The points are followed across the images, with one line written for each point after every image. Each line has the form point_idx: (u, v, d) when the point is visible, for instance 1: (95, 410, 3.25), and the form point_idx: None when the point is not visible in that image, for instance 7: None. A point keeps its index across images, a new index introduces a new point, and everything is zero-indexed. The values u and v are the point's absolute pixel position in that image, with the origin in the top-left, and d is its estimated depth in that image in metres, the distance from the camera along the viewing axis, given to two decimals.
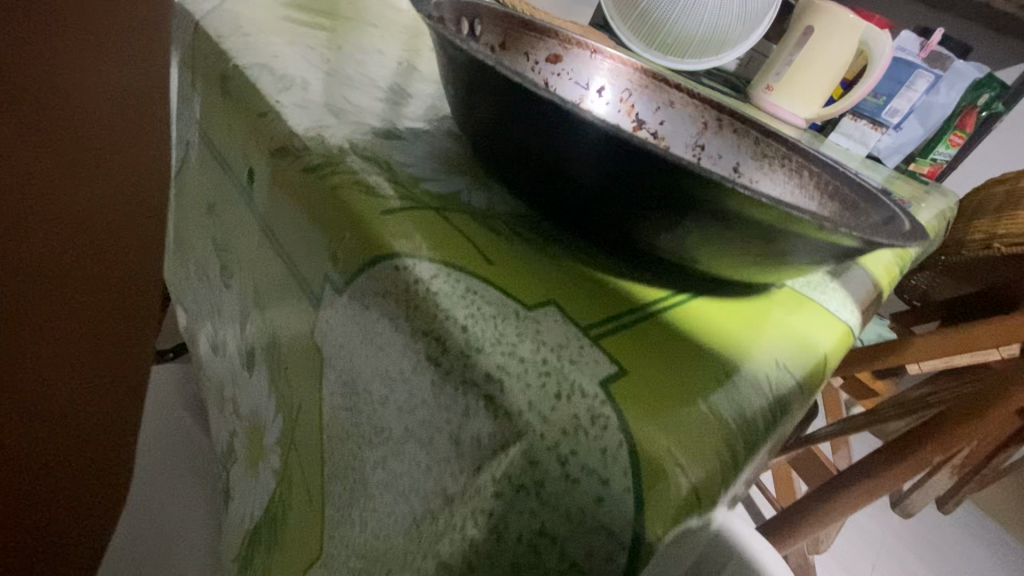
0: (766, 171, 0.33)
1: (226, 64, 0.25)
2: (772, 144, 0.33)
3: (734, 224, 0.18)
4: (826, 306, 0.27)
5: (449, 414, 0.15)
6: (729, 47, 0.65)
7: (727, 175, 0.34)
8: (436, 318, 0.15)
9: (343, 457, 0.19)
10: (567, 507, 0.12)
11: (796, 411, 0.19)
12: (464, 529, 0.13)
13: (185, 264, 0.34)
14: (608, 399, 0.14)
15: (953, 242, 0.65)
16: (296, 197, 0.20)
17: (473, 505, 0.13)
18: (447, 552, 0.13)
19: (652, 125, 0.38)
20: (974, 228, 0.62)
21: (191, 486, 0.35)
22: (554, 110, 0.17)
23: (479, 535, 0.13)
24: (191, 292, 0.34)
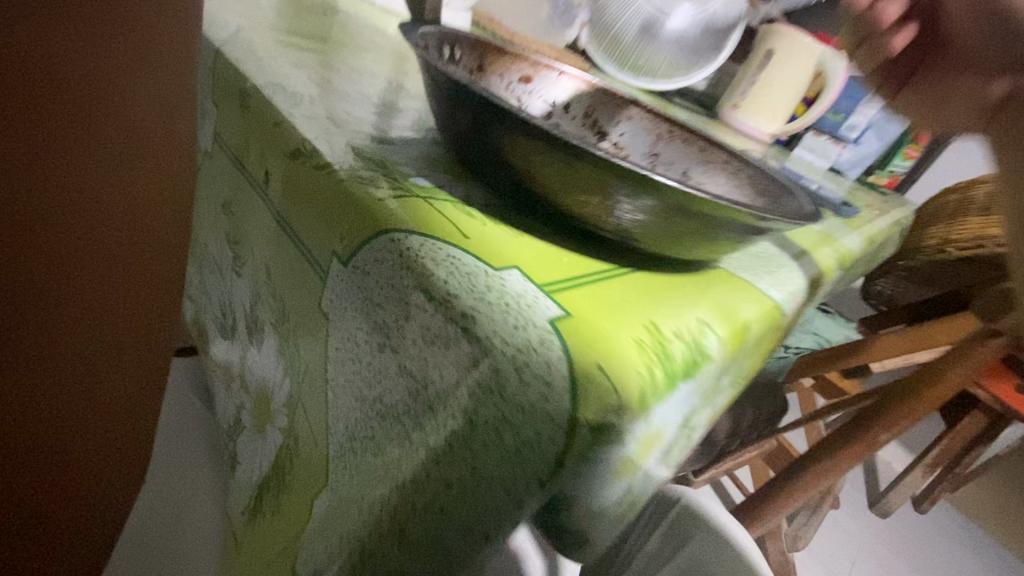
0: (710, 174, 0.38)
1: (243, 83, 0.29)
2: (716, 152, 0.39)
3: (660, 205, 0.23)
4: (755, 285, 0.32)
5: (435, 345, 0.19)
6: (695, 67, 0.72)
7: (677, 179, 0.39)
8: (423, 274, 0.20)
9: (347, 399, 0.23)
10: (521, 401, 0.17)
11: (714, 356, 0.24)
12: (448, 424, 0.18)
13: (198, 261, 0.38)
14: (554, 329, 0.18)
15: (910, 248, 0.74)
16: (308, 189, 0.24)
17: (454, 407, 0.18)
18: (435, 439, 0.19)
19: (612, 135, 0.43)
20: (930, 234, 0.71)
21: (199, 463, 0.39)
22: (516, 117, 0.22)
23: (459, 426, 0.18)
24: (202, 285, 0.38)
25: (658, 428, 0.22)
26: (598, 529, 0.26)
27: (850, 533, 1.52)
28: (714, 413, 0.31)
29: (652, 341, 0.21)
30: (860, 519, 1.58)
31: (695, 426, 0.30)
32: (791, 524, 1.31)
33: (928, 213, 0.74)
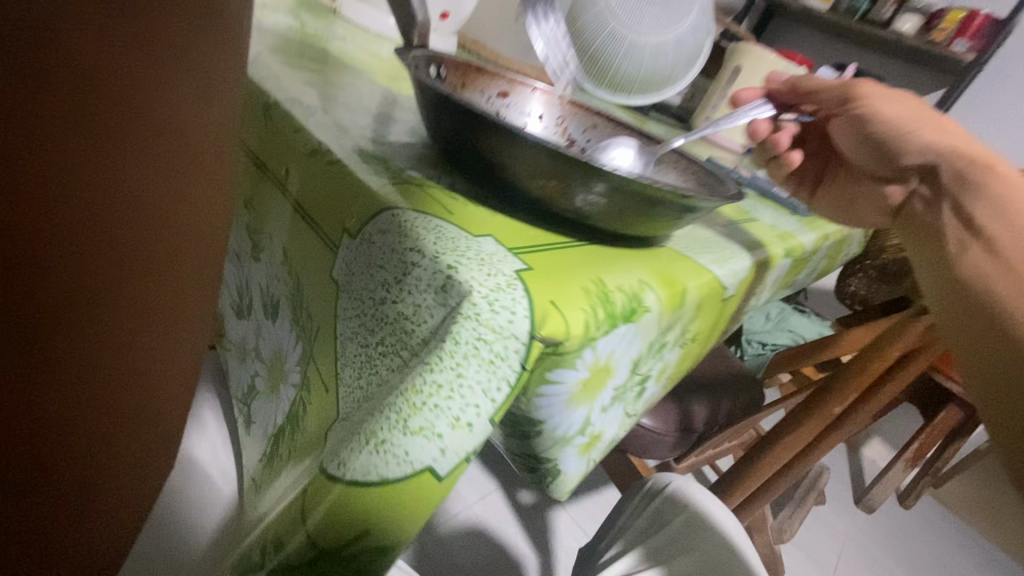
0: (662, 171, 0.45)
1: (266, 98, 0.35)
2: (668, 153, 0.46)
3: (605, 187, 0.28)
4: (699, 261, 0.38)
5: (425, 291, 0.24)
6: (668, 84, 0.81)
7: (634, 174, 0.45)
8: (416, 239, 0.25)
9: (353, 348, 0.28)
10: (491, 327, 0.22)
11: (652, 309, 0.30)
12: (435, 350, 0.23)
13: None
14: (517, 277, 0.24)
15: None
16: (321, 181, 0.30)
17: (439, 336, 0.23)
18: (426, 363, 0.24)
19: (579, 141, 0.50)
20: None
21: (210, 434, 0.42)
22: (490, 120, 0.28)
23: None
24: None
25: (604, 361, 0.27)
26: (562, 456, 0.31)
27: (836, 528, 1.56)
28: (664, 369, 0.37)
29: (597, 290, 0.26)
30: (844, 515, 1.62)
31: (647, 378, 0.35)
32: (776, 518, 1.35)
33: None
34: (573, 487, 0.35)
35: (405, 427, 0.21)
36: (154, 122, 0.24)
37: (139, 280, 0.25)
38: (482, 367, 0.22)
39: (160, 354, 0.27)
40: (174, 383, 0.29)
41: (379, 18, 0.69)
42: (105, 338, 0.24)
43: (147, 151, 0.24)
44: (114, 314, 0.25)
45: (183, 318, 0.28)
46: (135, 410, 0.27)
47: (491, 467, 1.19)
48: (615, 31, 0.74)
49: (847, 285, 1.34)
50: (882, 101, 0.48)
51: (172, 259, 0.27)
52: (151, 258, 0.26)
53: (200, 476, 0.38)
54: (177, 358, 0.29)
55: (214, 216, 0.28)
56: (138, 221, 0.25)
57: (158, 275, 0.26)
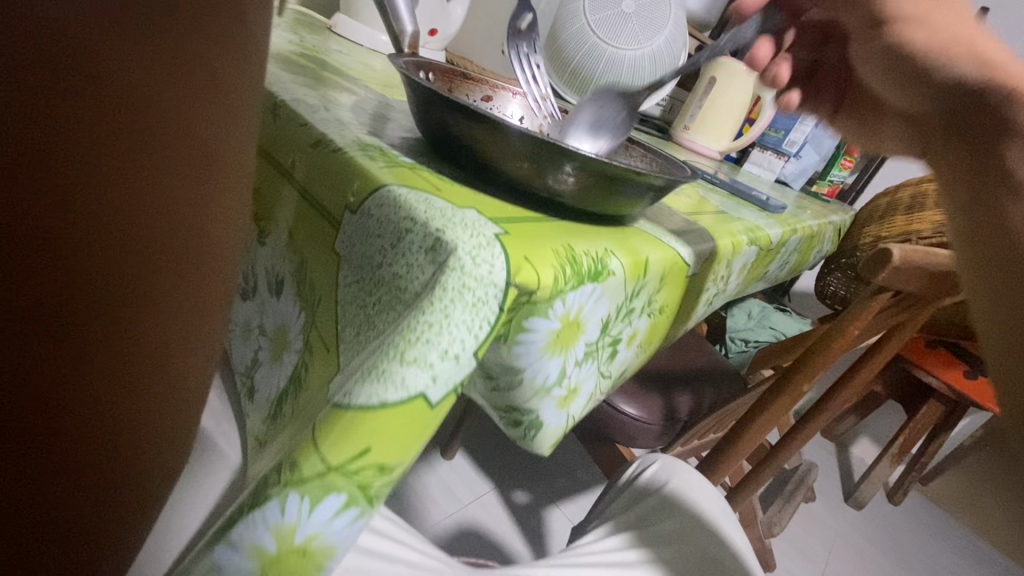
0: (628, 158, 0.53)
1: (274, 98, 0.40)
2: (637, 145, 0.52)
3: (573, 166, 0.33)
4: (666, 241, 0.43)
5: (417, 253, 0.28)
6: (649, 95, 0.85)
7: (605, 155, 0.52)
8: (409, 209, 0.29)
9: (350, 310, 0.32)
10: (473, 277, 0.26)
11: (616, 272, 0.34)
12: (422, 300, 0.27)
13: None
14: (494, 238, 0.28)
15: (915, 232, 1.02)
16: (323, 166, 0.34)
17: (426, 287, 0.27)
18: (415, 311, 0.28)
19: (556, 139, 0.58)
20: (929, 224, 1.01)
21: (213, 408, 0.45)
22: (470, 111, 0.33)
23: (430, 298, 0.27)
24: None
25: (573, 315, 0.32)
26: (541, 405, 0.36)
27: (827, 525, 1.58)
28: (633, 336, 0.42)
29: (566, 253, 0.31)
30: (835, 512, 1.65)
31: (616, 341, 0.40)
32: (766, 513, 1.37)
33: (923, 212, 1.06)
34: (554, 441, 0.39)
35: (402, 359, 0.25)
36: (163, 125, 0.21)
37: (136, 304, 0.22)
38: (467, 309, 0.26)
39: (162, 375, 0.24)
40: (174, 399, 0.26)
41: (371, 34, 0.75)
42: (100, 361, 0.22)
43: (151, 157, 0.21)
44: (110, 338, 0.22)
45: (191, 337, 0.25)
46: (125, 429, 0.24)
47: (485, 469, 1.21)
48: (593, 46, 0.80)
49: (825, 284, 1.39)
50: (919, 28, 0.36)
51: (179, 278, 0.23)
52: (154, 278, 0.22)
53: (206, 442, 0.41)
54: (179, 377, 0.25)
55: (227, 220, 0.25)
56: (142, 237, 0.21)
57: (162, 294, 0.23)
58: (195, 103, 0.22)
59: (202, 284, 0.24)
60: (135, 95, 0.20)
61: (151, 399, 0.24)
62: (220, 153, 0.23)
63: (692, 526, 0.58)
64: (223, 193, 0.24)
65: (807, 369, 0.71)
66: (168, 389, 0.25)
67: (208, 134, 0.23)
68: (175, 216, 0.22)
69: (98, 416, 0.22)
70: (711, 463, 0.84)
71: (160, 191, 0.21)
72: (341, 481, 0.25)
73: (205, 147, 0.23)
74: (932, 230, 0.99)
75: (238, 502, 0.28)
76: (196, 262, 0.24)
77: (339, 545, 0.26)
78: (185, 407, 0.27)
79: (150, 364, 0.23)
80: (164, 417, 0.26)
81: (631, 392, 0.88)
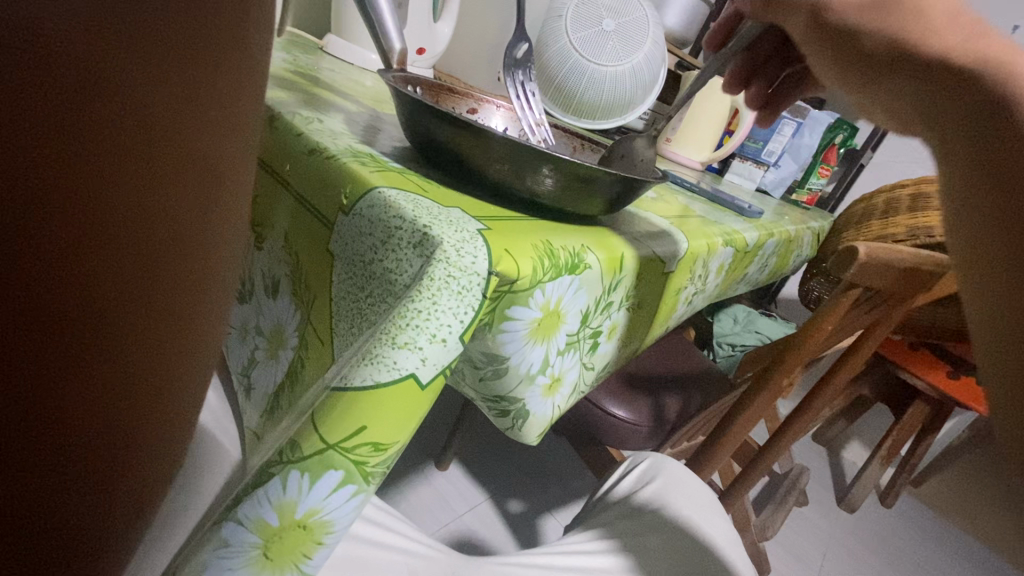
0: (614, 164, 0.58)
1: (271, 111, 0.42)
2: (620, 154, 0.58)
3: (551, 168, 0.36)
4: (642, 241, 0.45)
5: (406, 248, 0.30)
6: (631, 109, 0.89)
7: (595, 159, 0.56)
8: (398, 209, 0.31)
9: (343, 306, 0.33)
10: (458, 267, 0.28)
11: (593, 266, 0.37)
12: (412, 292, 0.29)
13: None
14: (478, 233, 0.30)
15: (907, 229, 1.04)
16: (317, 172, 0.37)
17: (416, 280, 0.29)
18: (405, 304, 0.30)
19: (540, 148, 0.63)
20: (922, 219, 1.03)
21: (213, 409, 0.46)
22: (454, 118, 0.35)
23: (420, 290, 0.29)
24: None
25: (553, 305, 0.35)
26: (525, 393, 0.38)
27: (821, 529, 1.59)
28: (611, 329, 0.44)
29: (545, 247, 0.33)
30: (828, 516, 1.66)
31: (595, 333, 0.42)
32: (759, 518, 1.38)
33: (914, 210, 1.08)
34: (541, 429, 0.41)
35: (393, 343, 0.27)
36: (175, 141, 0.16)
37: (135, 362, 0.17)
38: (453, 296, 0.28)
39: (158, 433, 0.20)
40: (164, 455, 0.21)
41: (362, 53, 0.78)
42: (90, 435, 0.17)
43: (147, 180, 0.16)
44: (102, 407, 0.17)
45: (187, 383, 0.20)
46: (116, 500, 0.19)
47: (479, 479, 1.22)
48: (576, 63, 0.84)
49: (808, 289, 1.42)
50: None
51: (182, 321, 0.19)
52: (154, 326, 0.18)
53: (206, 439, 0.42)
54: (173, 429, 0.21)
55: (229, 247, 0.20)
56: (151, 281, 0.17)
57: (164, 344, 0.18)
58: (203, 115, 0.17)
59: (204, 324, 0.20)
60: (145, 111, 0.15)
61: (143, 459, 0.20)
62: (224, 171, 0.19)
63: (670, 521, 0.58)
64: (227, 215, 0.20)
65: (785, 367, 0.75)
66: (160, 447, 0.20)
67: (214, 151, 0.18)
68: (189, 247, 0.18)
69: (95, 491, 0.18)
70: (700, 464, 0.86)
71: (163, 227, 0.17)
72: (338, 458, 0.27)
73: (207, 163, 0.18)
74: (906, 232, 1.04)
75: (242, 483, 0.30)
76: (200, 302, 0.19)
77: (337, 520, 0.28)
78: (173, 461, 0.22)
79: (149, 424, 0.19)
80: (153, 477, 0.21)
81: (620, 394, 0.90)
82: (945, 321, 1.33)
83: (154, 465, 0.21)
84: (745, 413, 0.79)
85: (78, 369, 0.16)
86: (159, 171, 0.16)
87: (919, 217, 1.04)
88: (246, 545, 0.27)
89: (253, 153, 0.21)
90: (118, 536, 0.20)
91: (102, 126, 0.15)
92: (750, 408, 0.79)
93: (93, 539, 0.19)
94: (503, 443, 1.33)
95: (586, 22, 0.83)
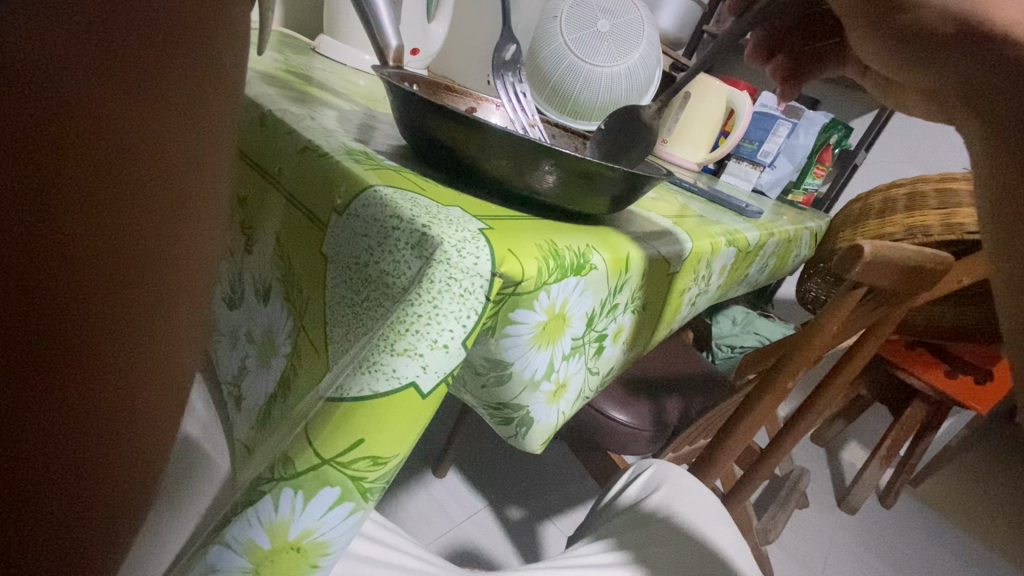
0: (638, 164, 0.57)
1: (261, 110, 0.41)
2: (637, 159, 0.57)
3: (556, 164, 0.34)
4: (646, 240, 0.44)
5: (404, 249, 0.28)
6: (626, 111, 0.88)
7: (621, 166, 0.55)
8: (395, 208, 0.30)
9: (338, 312, 0.31)
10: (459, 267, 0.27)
11: (599, 268, 0.35)
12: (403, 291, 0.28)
13: None
14: (479, 232, 0.29)
15: (910, 227, 1.03)
16: (308, 170, 0.35)
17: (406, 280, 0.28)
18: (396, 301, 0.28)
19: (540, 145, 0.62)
20: (929, 212, 1.02)
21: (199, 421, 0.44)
22: (453, 115, 0.34)
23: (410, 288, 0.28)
24: None
25: (558, 308, 0.33)
26: (531, 400, 0.37)
27: (822, 532, 1.57)
28: (615, 334, 0.43)
29: (549, 247, 0.32)
30: (829, 518, 1.64)
31: (599, 338, 0.41)
32: (761, 521, 1.36)
33: (917, 205, 1.07)
34: (545, 437, 0.39)
35: (391, 350, 0.25)
36: (127, 138, 0.18)
37: (97, 350, 0.18)
38: (454, 300, 0.26)
39: (128, 431, 0.20)
40: (135, 464, 0.21)
41: (355, 54, 0.77)
42: (55, 422, 0.17)
43: (101, 170, 0.17)
44: (65, 394, 0.17)
45: (157, 384, 0.21)
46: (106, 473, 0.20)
47: (478, 486, 1.20)
48: (572, 64, 0.82)
49: (806, 289, 1.41)
50: None
51: (144, 315, 0.19)
52: (114, 317, 0.18)
53: (194, 452, 0.40)
54: (149, 431, 0.21)
55: (197, 246, 0.21)
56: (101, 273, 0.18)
57: (126, 334, 0.19)
58: (155, 117, 0.18)
59: (171, 321, 0.21)
60: (99, 108, 0.17)
61: (111, 460, 0.20)
62: (182, 173, 0.20)
63: (676, 532, 0.56)
64: (193, 214, 0.21)
65: (788, 368, 0.74)
66: (132, 448, 0.20)
67: (171, 153, 0.19)
68: (144, 239, 0.19)
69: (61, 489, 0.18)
70: (703, 468, 0.84)
71: (117, 218, 0.18)
72: (334, 475, 0.25)
73: (162, 162, 0.19)
74: (904, 231, 1.03)
75: (231, 501, 0.28)
76: (165, 297, 0.20)
77: (333, 541, 0.27)
78: (153, 467, 0.22)
79: (117, 418, 0.19)
80: (123, 487, 0.21)
81: (620, 399, 0.88)
82: (943, 320, 1.32)
83: (121, 472, 0.20)
84: (749, 415, 0.78)
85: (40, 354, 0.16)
86: (109, 165, 0.17)
87: (917, 215, 1.04)
88: (236, 569, 0.25)
89: (216, 160, 0.22)
90: (86, 551, 0.20)
91: (58, 119, 0.16)
92: (753, 412, 0.78)
93: (57, 545, 0.19)
94: (501, 450, 1.31)
95: (580, 22, 0.82)
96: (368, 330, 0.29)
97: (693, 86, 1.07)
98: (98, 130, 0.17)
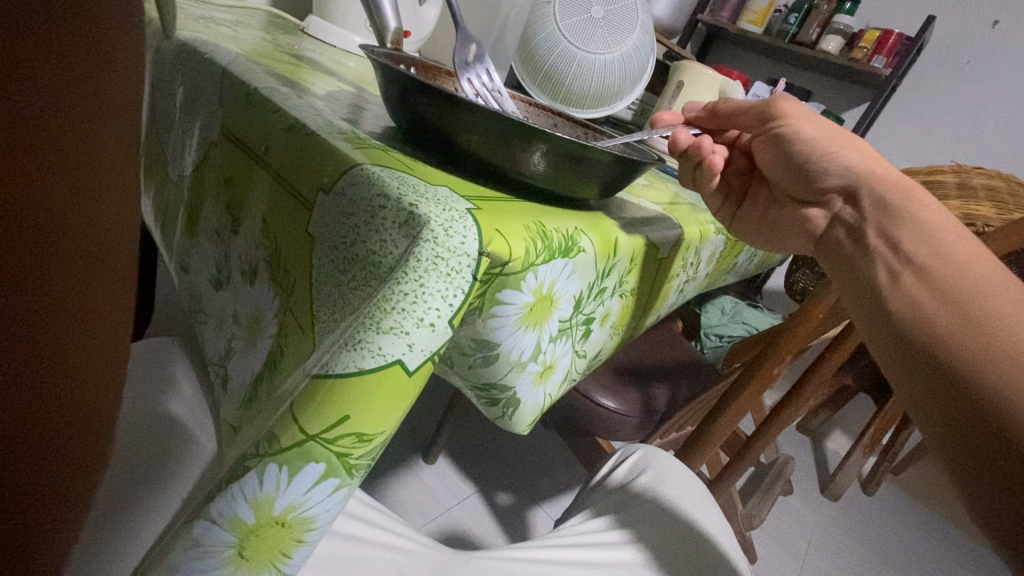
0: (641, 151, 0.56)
1: (247, 87, 0.39)
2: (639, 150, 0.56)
3: (549, 145, 0.34)
4: (633, 225, 0.44)
5: (391, 228, 0.28)
6: (620, 99, 0.88)
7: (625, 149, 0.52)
8: (383, 186, 0.29)
9: (326, 293, 0.31)
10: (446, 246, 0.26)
11: (587, 250, 0.35)
12: (388, 265, 0.28)
13: (195, 236, 0.46)
14: (466, 212, 0.29)
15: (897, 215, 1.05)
16: (293, 148, 0.35)
17: (390, 254, 0.28)
18: (378, 274, 0.28)
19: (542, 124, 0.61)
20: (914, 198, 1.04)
21: (185, 398, 0.44)
22: (447, 97, 0.33)
23: (393, 264, 0.27)
24: (195, 256, 0.45)
25: (546, 289, 0.33)
26: (521, 385, 0.37)
27: (806, 518, 1.60)
28: (605, 317, 0.43)
29: (537, 229, 0.32)
30: (813, 505, 1.67)
31: (586, 322, 0.41)
32: (748, 507, 1.39)
33: None
34: (532, 419, 0.39)
35: (378, 328, 0.25)
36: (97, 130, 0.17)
37: (39, 365, 0.17)
38: (441, 279, 0.26)
39: (85, 426, 0.19)
40: (103, 422, 0.21)
41: (345, 37, 0.76)
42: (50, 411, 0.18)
43: (47, 171, 0.16)
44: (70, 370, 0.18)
45: (105, 380, 0.20)
46: (84, 427, 0.19)
47: (467, 473, 1.20)
48: (565, 50, 0.81)
49: (794, 281, 1.44)
50: (807, 121, 0.49)
51: (109, 298, 0.19)
52: (50, 329, 0.17)
53: (178, 430, 0.40)
54: (117, 380, 0.21)
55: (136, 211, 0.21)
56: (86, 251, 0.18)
57: (63, 346, 0.17)
58: (89, 117, 0.17)
59: (100, 321, 0.19)
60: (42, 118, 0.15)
61: (91, 418, 0.20)
62: (105, 162, 0.18)
63: (663, 512, 0.57)
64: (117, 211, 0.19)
65: (775, 354, 0.74)
66: (92, 431, 0.20)
67: (101, 144, 0.17)
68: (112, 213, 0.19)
69: (25, 497, 0.18)
70: (691, 453, 0.86)
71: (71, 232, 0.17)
72: (319, 450, 0.25)
73: (91, 159, 0.17)
74: None
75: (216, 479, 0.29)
76: (98, 291, 0.19)
77: (318, 517, 0.27)
78: (113, 416, 0.22)
79: (73, 424, 0.19)
80: (96, 433, 0.20)
81: (609, 385, 0.89)
82: None
83: (86, 449, 0.20)
84: (734, 405, 0.79)
85: (38, 349, 0.17)
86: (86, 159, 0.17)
87: None
88: (220, 544, 0.25)
89: (134, 143, 0.20)
90: (67, 498, 0.19)
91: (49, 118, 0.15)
92: (737, 400, 0.79)
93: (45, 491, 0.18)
94: (491, 437, 1.32)
95: (573, 8, 0.80)
96: (350, 308, 0.29)
97: (681, 72, 1.04)
98: (35, 129, 0.15)
